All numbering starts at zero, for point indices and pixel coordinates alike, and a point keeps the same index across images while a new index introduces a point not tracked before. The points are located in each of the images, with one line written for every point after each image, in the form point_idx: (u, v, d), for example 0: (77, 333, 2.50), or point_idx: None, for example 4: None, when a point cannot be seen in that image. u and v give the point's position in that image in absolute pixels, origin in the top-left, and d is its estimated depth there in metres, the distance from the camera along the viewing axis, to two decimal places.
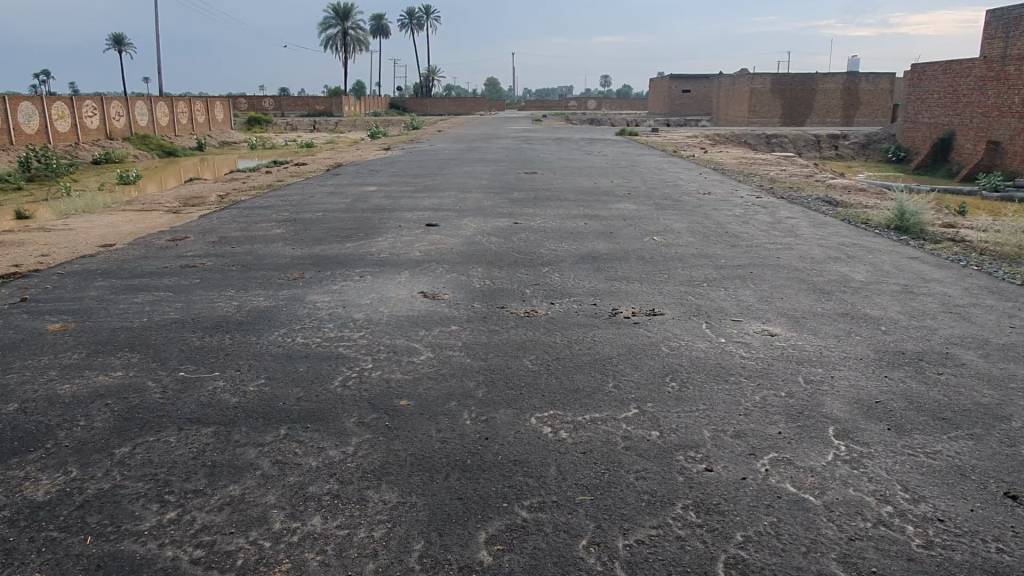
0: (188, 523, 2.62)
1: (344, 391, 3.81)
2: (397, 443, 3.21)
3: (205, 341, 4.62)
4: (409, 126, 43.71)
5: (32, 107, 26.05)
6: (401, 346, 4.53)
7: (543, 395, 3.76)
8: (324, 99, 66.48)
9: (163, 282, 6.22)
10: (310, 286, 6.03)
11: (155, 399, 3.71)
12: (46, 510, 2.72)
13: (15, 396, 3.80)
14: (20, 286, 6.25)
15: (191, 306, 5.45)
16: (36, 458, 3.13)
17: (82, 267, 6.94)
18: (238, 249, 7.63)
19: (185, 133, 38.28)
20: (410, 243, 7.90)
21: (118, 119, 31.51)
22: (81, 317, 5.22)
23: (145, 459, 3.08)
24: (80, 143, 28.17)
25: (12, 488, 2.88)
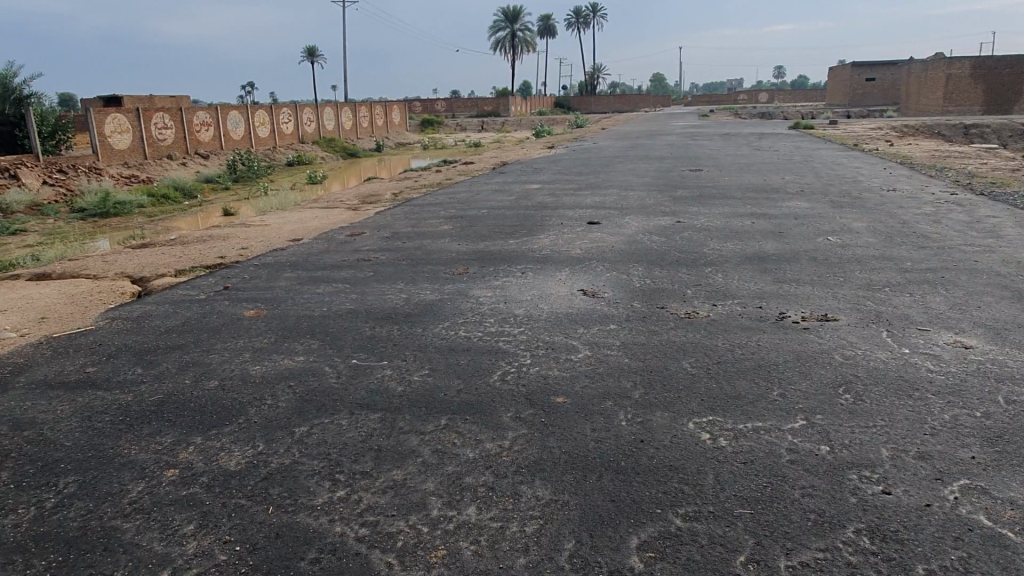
0: (355, 501, 2.80)
1: (502, 385, 3.90)
2: (551, 440, 3.24)
3: (377, 330, 4.93)
4: (572, 124, 43.98)
5: (239, 115, 29.09)
6: (559, 343, 4.56)
7: (701, 400, 3.63)
8: (491, 101, 68.48)
9: (343, 274, 6.71)
10: (472, 281, 6.23)
11: (331, 383, 4.00)
12: (236, 478, 3.02)
13: (215, 374, 4.26)
14: (224, 275, 6.99)
15: (366, 297, 5.82)
16: (230, 431, 3.48)
17: (274, 259, 7.65)
18: (409, 244, 8.07)
19: (366, 135, 41.02)
20: (571, 241, 7.94)
21: (308, 125, 34.45)
22: (271, 305, 5.75)
23: (321, 439, 3.33)
24: (276, 147, 31.09)
25: (210, 457, 3.22)
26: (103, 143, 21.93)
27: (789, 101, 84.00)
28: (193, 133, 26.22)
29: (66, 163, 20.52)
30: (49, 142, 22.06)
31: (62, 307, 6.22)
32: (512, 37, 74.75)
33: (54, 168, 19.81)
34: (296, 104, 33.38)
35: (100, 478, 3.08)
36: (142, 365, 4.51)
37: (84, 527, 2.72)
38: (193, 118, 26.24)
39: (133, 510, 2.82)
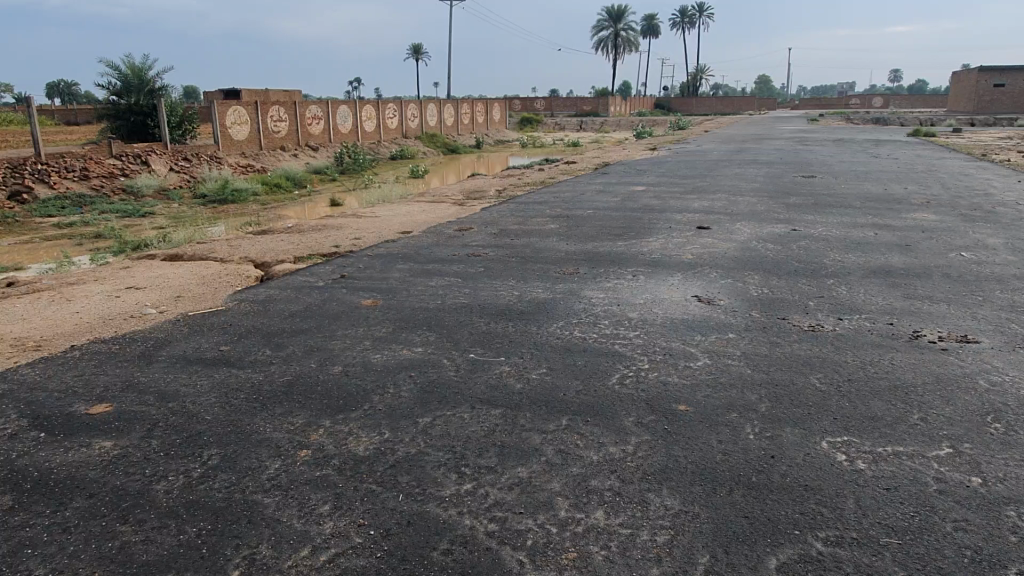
0: (483, 496, 2.82)
1: (621, 389, 3.85)
2: (676, 449, 3.17)
3: (492, 326, 4.97)
4: (674, 127, 43.21)
5: (348, 110, 30.12)
6: (677, 349, 4.47)
7: (834, 418, 3.47)
8: (591, 101, 68.17)
9: (454, 269, 6.81)
10: (583, 282, 6.20)
11: (450, 376, 4.06)
12: (366, 464, 3.11)
13: (339, 360, 4.41)
14: (340, 264, 7.24)
15: (479, 292, 5.89)
16: (357, 416, 3.59)
17: (387, 250, 7.86)
18: (517, 241, 8.11)
19: (467, 132, 41.65)
20: (682, 245, 7.79)
21: (411, 121, 35.29)
22: (388, 296, 5.90)
23: (444, 431, 3.39)
24: (381, 142, 32.01)
25: (340, 440, 3.33)
26: (224, 133, 23.19)
27: (907, 106, 79.35)
28: (305, 126, 27.34)
29: (190, 151, 21.82)
30: (176, 131, 23.54)
31: (194, 287, 6.61)
32: (614, 37, 74.20)
33: (180, 156, 21.09)
34: (402, 99, 34.26)
35: (239, 453, 3.25)
36: (271, 346, 4.73)
37: (228, 498, 2.87)
38: (306, 111, 27.37)
39: (270, 486, 2.95)
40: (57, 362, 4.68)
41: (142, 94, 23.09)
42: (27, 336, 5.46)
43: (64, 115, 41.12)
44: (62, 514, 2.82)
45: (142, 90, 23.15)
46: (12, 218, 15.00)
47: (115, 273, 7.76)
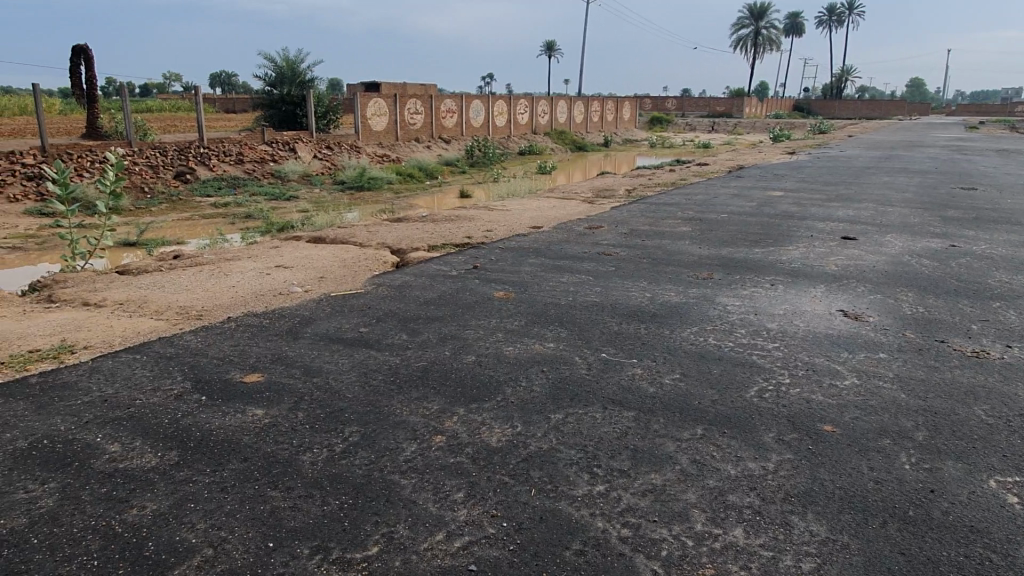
0: (616, 499, 2.78)
1: (760, 402, 3.68)
2: (821, 472, 2.99)
3: (623, 327, 4.90)
4: (815, 131, 41.15)
5: (481, 105, 30.70)
6: (821, 365, 4.22)
7: (1003, 455, 3.16)
8: (725, 101, 66.13)
9: (585, 266, 6.77)
10: (719, 288, 5.99)
11: (582, 374, 4.04)
12: (499, 455, 3.14)
13: (472, 350, 4.49)
14: (473, 255, 7.38)
15: (610, 292, 5.82)
16: (489, 407, 3.63)
17: (517, 244, 7.93)
18: (648, 243, 7.96)
19: (596, 130, 41.46)
20: (825, 255, 7.38)
21: (541, 117, 35.54)
22: (519, 289, 5.95)
23: (576, 429, 3.37)
24: (511, 137, 32.42)
25: (474, 429, 3.39)
26: (364, 124, 24.28)
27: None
28: (439, 120, 28.14)
29: (333, 140, 22.99)
30: (322, 121, 24.89)
31: (337, 269, 6.96)
32: (755, 35, 71.53)
33: (324, 144, 22.26)
34: (533, 95, 34.54)
35: (378, 432, 3.38)
36: (408, 331, 4.89)
37: (368, 475, 3.00)
38: (441, 105, 28.16)
39: (407, 467, 3.05)
40: (217, 333, 5.07)
41: (293, 85, 24.56)
42: (189, 305, 5.95)
43: (224, 103, 44.50)
44: (221, 475, 3.05)
45: (294, 82, 24.61)
46: (177, 196, 16.39)
47: (266, 251, 8.30)
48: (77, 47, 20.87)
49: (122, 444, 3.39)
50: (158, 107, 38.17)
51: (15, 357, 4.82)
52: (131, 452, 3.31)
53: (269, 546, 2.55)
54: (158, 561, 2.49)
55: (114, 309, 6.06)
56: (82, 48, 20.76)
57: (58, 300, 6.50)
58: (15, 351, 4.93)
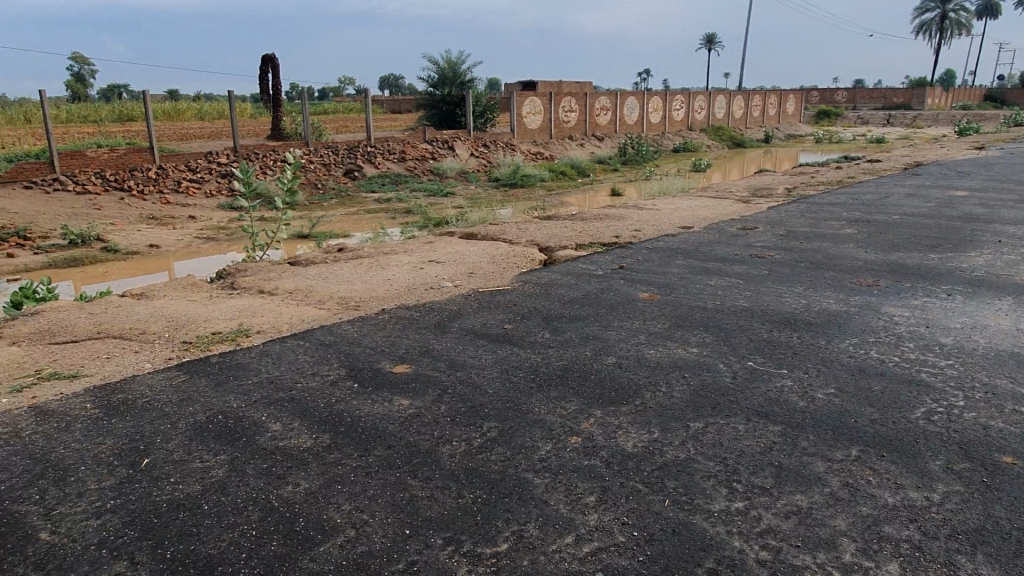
0: (755, 519, 2.64)
1: (927, 425, 3.35)
2: (997, 509, 2.68)
3: (774, 335, 4.65)
4: (1010, 123, 36.91)
5: (636, 101, 30.28)
6: (1004, 388, 3.77)
7: None
8: (903, 92, 60.92)
9: (736, 269, 6.49)
10: (885, 296, 5.53)
11: (727, 383, 3.87)
12: (634, 461, 3.08)
13: (614, 351, 4.44)
14: (619, 254, 7.30)
15: (761, 297, 5.54)
16: (627, 411, 3.57)
17: (666, 244, 7.75)
18: (807, 246, 7.50)
19: (756, 125, 39.66)
20: (1016, 263, 6.60)
21: (699, 113, 34.53)
22: (665, 291, 5.81)
23: (717, 440, 3.24)
24: (666, 134, 31.74)
25: (610, 433, 3.35)
26: (519, 123, 24.71)
27: None
28: (593, 117, 28.07)
29: (489, 139, 23.60)
30: (479, 120, 25.65)
31: (486, 265, 7.14)
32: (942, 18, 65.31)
33: (480, 143, 22.90)
34: (690, 90, 33.57)
35: (515, 429, 3.43)
36: (550, 329, 4.93)
37: (502, 471, 3.05)
38: (595, 102, 28.08)
39: (541, 466, 3.08)
40: (372, 323, 5.37)
41: (454, 86, 25.47)
42: (349, 296, 6.35)
43: (391, 104, 47.10)
44: (367, 460, 3.23)
45: (455, 82, 25.51)
46: (345, 192, 17.53)
47: (421, 246, 8.68)
48: (265, 55, 22.84)
49: (283, 424, 3.68)
50: (333, 109, 40.97)
51: (201, 338, 5.37)
52: (290, 432, 3.59)
53: (406, 533, 2.67)
54: (307, 537, 2.67)
55: (284, 298, 6.59)
56: (270, 56, 22.68)
57: (239, 287, 7.17)
58: (200, 332, 5.49)
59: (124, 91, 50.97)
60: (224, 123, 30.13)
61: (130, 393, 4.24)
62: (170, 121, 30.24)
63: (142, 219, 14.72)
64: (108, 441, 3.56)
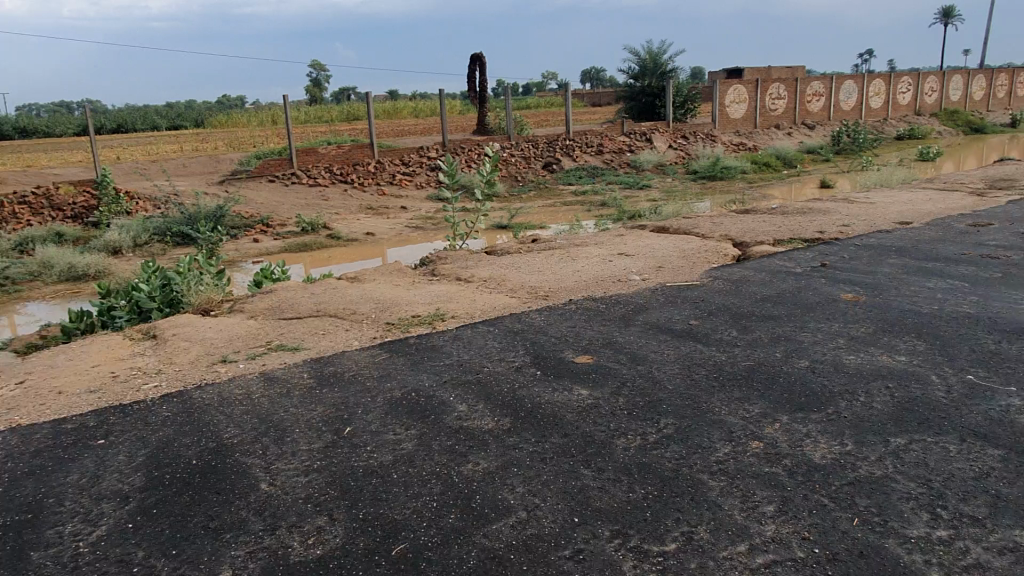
0: (960, 551, 2.36)
1: None
2: None
3: (1002, 346, 4.09)
4: None
5: (853, 85, 27.88)
6: None
7: None
8: None
9: (961, 270, 5.79)
10: None
11: (938, 397, 3.48)
12: (821, 473, 2.88)
13: (808, 353, 4.17)
14: (822, 251, 6.80)
15: (990, 303, 4.89)
16: (817, 419, 3.34)
17: (878, 241, 7.09)
18: None
19: (1001, 107, 34.90)
20: None
21: (929, 95, 31.07)
22: (873, 292, 5.32)
23: (920, 459, 2.93)
24: (888, 120, 28.91)
25: (796, 440, 3.16)
26: (721, 112, 23.75)
27: None
28: (804, 104, 26.26)
29: (689, 129, 22.94)
30: (679, 111, 25.01)
31: (676, 260, 7.00)
32: None
33: (680, 134, 22.34)
34: (920, 71, 30.26)
35: (692, 428, 3.36)
36: (738, 327, 4.75)
37: (676, 470, 3.01)
38: (807, 88, 26.25)
39: (717, 469, 2.98)
40: (558, 312, 5.55)
41: (654, 76, 25.05)
42: (539, 286, 6.52)
43: (592, 98, 47.50)
44: (543, 446, 3.34)
45: (656, 73, 25.07)
46: (542, 184, 17.95)
47: (612, 239, 8.68)
48: (473, 55, 23.97)
49: (468, 406, 3.89)
50: (535, 104, 41.97)
51: (402, 320, 5.80)
52: (474, 413, 3.79)
53: (575, 521, 2.72)
54: (482, 514, 2.81)
55: (478, 286, 6.92)
56: (477, 54, 23.74)
57: (439, 274, 7.63)
58: (402, 315, 5.93)
59: (351, 93, 56.02)
60: (436, 119, 32.05)
61: (339, 366, 4.71)
62: (389, 120, 32.76)
63: (360, 209, 16.12)
64: (318, 408, 3.98)
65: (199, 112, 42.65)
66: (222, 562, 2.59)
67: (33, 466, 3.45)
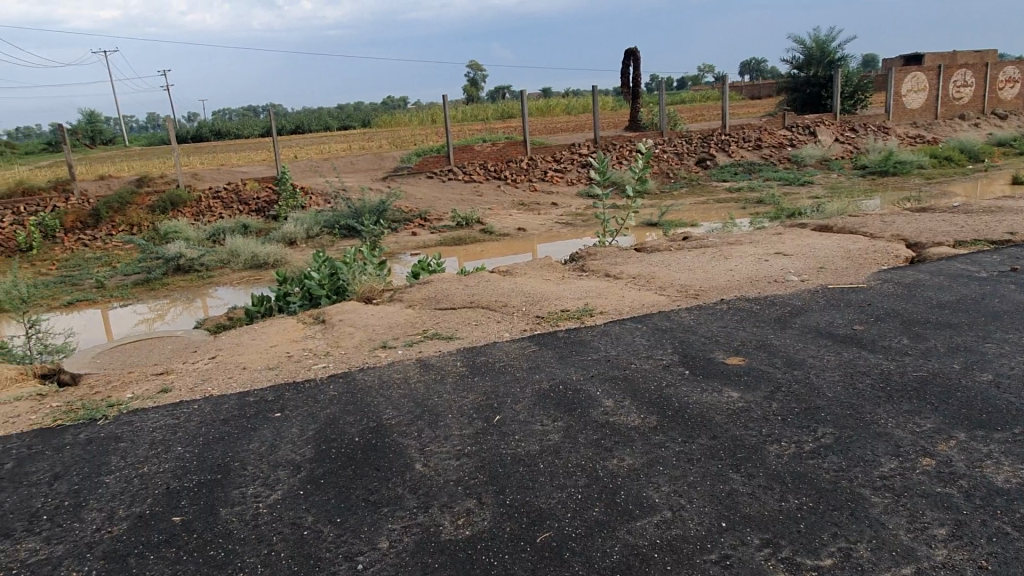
0: None
1: None
2: None
3: None
4: None
5: None
6: None
7: None
8: None
9: None
10: None
11: None
12: (1002, 498, 2.70)
13: (991, 367, 3.88)
14: (1011, 254, 6.19)
15: None
16: (1000, 438, 3.13)
17: None
18: None
19: None
20: None
21: None
22: None
23: None
24: None
25: (972, 461, 2.97)
26: (896, 102, 21.99)
27: None
28: (995, 91, 23.76)
29: (859, 121, 21.44)
30: (848, 102, 23.38)
31: (840, 261, 6.65)
32: None
33: (848, 126, 20.90)
34: None
35: (855, 440, 3.24)
36: (910, 335, 4.48)
37: (834, 482, 2.91)
38: (999, 73, 23.72)
39: (881, 485, 2.86)
40: (709, 313, 5.49)
41: (821, 65, 23.60)
42: (690, 285, 6.41)
43: (750, 90, 45.62)
44: (691, 447, 3.32)
45: (822, 62, 23.61)
46: (696, 181, 17.51)
47: (768, 237, 8.35)
48: (628, 50, 23.73)
49: (614, 402, 3.90)
50: (690, 98, 40.82)
51: (551, 314, 5.89)
52: (620, 409, 3.80)
53: (722, 525, 2.68)
54: (626, 509, 2.82)
55: (627, 282, 6.88)
56: (633, 50, 23.47)
57: (588, 270, 7.67)
58: (551, 309, 6.02)
59: (507, 90, 57.35)
60: (587, 116, 32.06)
61: (490, 356, 4.89)
62: (542, 117, 33.16)
63: (512, 205, 16.49)
64: (470, 395, 4.16)
65: (365, 112, 45.33)
66: (380, 532, 2.78)
67: (221, 433, 3.86)
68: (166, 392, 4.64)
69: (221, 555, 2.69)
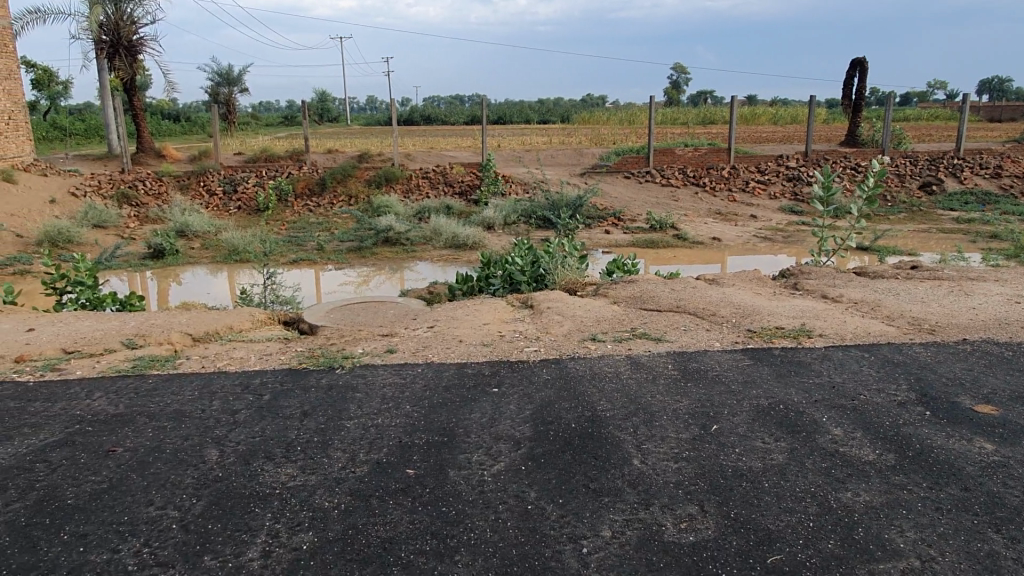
0: None
1: None
2: None
3: None
4: None
5: None
6: None
7: None
8: None
9: None
10: None
11: None
12: None
13: None
14: None
15: None
16: None
17: None
18: None
19: None
20: None
21: None
22: None
23: None
24: None
25: None
26: None
27: None
28: None
29: None
30: None
31: None
32: None
33: None
34: None
35: None
36: None
37: None
38: None
39: None
40: (948, 351, 4.99)
41: None
42: (923, 318, 5.86)
43: (990, 111, 40.74)
44: (939, 494, 3.03)
45: None
46: (918, 206, 15.95)
47: (1016, 278, 7.42)
48: (855, 59, 22.06)
49: (844, 431, 3.65)
50: (917, 114, 37.16)
51: (764, 330, 5.61)
52: (852, 441, 3.55)
53: None
54: (866, 548, 2.64)
55: (847, 307, 6.40)
56: (860, 60, 21.75)
57: (801, 289, 7.23)
58: (764, 325, 5.74)
59: (709, 94, 55.71)
60: (797, 128, 30.30)
61: (702, 363, 4.77)
62: (747, 125, 31.80)
63: (710, 213, 15.99)
64: (684, 400, 4.07)
65: (565, 108, 45.96)
66: (602, 521, 2.80)
67: (444, 398, 4.09)
68: (392, 353, 5.01)
69: (452, 512, 2.85)
